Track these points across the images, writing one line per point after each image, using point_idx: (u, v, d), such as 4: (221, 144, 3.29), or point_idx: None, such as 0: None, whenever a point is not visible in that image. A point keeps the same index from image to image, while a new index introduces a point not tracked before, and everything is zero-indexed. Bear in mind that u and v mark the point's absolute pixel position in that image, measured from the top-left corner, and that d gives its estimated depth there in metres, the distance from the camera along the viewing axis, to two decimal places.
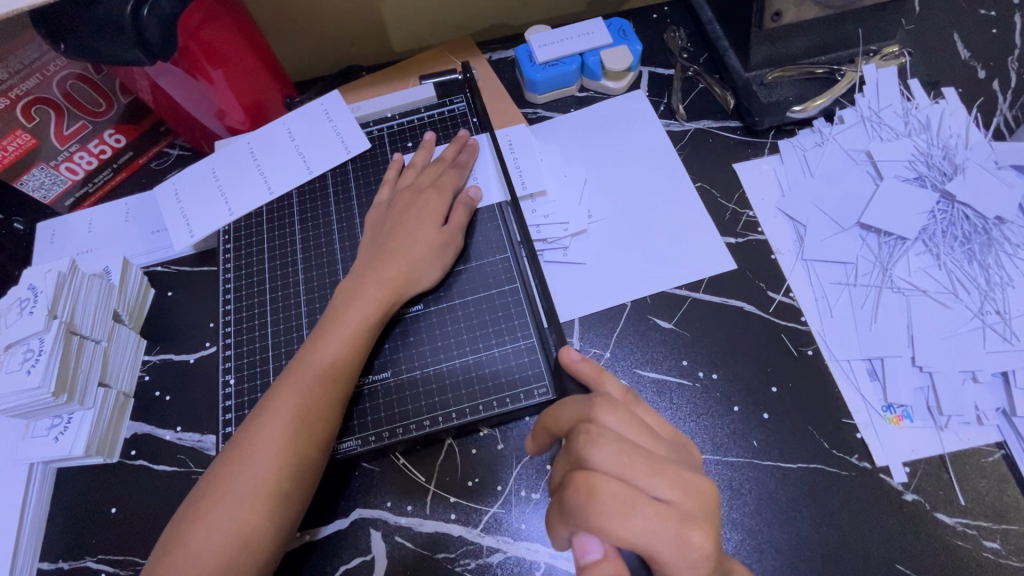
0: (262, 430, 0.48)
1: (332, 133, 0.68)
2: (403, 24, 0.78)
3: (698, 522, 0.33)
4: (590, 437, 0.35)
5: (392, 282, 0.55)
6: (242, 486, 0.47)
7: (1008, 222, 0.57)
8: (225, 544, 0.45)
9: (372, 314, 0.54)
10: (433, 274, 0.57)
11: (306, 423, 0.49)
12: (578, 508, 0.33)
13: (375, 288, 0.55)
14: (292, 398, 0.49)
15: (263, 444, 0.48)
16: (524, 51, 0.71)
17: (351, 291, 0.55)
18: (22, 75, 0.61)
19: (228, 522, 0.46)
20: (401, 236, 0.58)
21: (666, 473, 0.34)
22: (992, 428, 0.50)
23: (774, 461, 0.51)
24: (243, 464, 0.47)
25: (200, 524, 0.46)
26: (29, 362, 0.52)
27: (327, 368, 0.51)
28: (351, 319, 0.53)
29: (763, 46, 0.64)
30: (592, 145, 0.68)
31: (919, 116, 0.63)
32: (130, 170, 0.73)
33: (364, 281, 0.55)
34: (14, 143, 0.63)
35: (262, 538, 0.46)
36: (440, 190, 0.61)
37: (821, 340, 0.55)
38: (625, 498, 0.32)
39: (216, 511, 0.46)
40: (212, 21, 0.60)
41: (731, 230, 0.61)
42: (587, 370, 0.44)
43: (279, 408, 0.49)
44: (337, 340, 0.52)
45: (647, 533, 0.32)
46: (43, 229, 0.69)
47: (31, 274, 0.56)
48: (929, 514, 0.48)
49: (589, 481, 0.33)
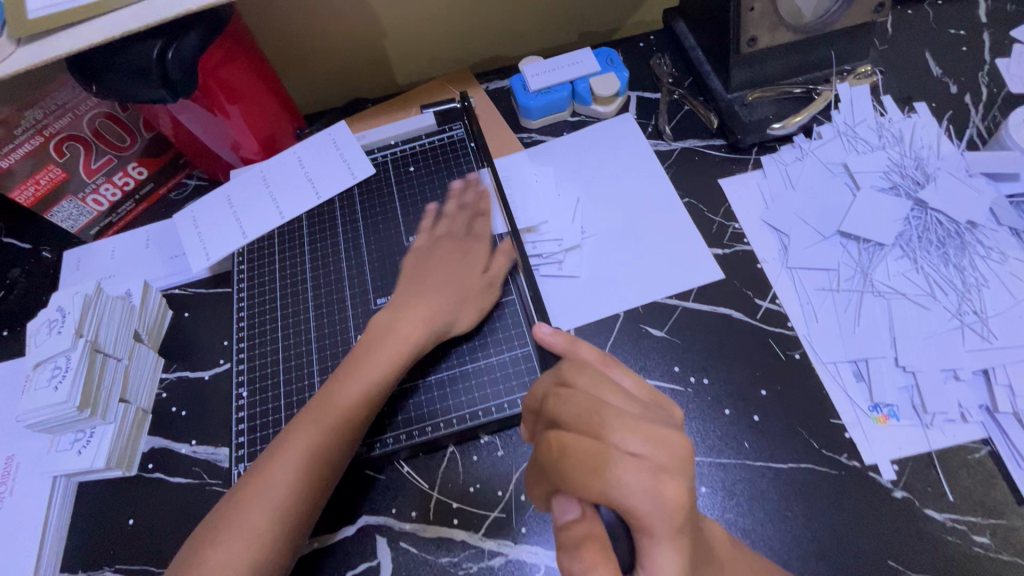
0: (307, 432, 0.51)
1: (339, 161, 0.73)
2: (406, 59, 0.83)
3: (673, 474, 0.31)
4: (559, 397, 0.36)
5: (421, 324, 0.57)
6: (284, 483, 0.49)
7: (980, 226, 0.59)
8: (263, 536, 0.48)
9: (408, 346, 0.56)
10: (471, 317, 0.59)
11: (349, 428, 0.52)
12: (552, 467, 0.34)
13: (406, 327, 0.57)
14: (343, 404, 0.52)
15: (304, 446, 0.51)
16: (518, 81, 0.75)
17: (385, 326, 0.57)
18: (56, 115, 0.66)
19: (267, 517, 0.48)
20: (434, 278, 0.61)
21: (637, 428, 0.32)
22: (977, 425, 0.51)
23: (765, 462, 0.52)
24: (285, 461, 0.50)
25: (241, 516, 0.48)
26: (56, 378, 0.56)
27: (372, 380, 0.54)
28: (387, 353, 0.55)
29: (741, 69, 0.68)
30: (584, 164, 0.72)
31: (892, 130, 0.66)
32: (151, 201, 0.78)
33: (399, 318, 0.57)
34: (46, 177, 0.68)
35: (296, 529, 0.49)
36: (478, 240, 0.64)
37: (808, 344, 0.57)
38: (591, 454, 0.32)
39: (258, 504, 0.48)
40: (230, 61, 0.64)
41: (718, 242, 0.64)
42: (560, 341, 0.47)
43: (330, 413, 0.52)
44: (377, 369, 0.54)
45: (619, 482, 0.31)
46: (69, 257, 0.74)
47: (60, 297, 0.60)
48: (918, 510, 0.49)
49: (559, 440, 0.34)
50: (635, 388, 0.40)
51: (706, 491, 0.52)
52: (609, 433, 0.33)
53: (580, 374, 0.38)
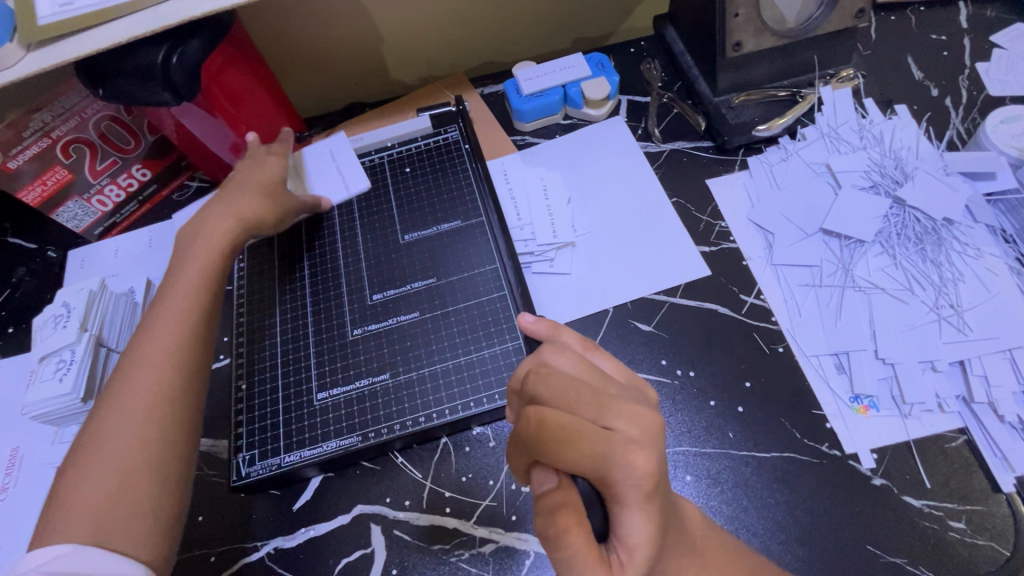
0: (117, 385, 0.49)
1: (335, 172, 0.73)
2: (403, 64, 0.85)
3: (644, 447, 0.33)
4: (538, 374, 0.37)
5: (230, 219, 0.59)
6: (128, 437, 0.47)
7: (956, 223, 0.61)
8: (108, 494, 0.45)
9: (202, 267, 0.56)
10: (257, 211, 0.61)
11: (161, 379, 0.49)
12: (531, 442, 0.34)
13: (217, 225, 0.59)
14: (140, 358, 0.50)
15: (147, 398, 0.48)
16: (512, 85, 0.77)
17: (192, 235, 0.59)
18: (63, 118, 0.68)
19: (109, 472, 0.45)
20: (238, 190, 0.62)
21: (613, 406, 0.34)
22: (953, 414, 0.53)
23: (748, 451, 0.54)
24: (127, 410, 0.48)
25: (80, 475, 0.45)
26: (61, 371, 0.57)
27: (155, 334, 0.51)
28: (187, 273, 0.56)
29: (727, 73, 0.70)
30: (576, 165, 0.74)
31: (873, 131, 0.68)
32: (154, 202, 0.81)
33: (209, 218, 0.59)
34: (52, 178, 0.70)
35: (147, 487, 0.46)
36: (267, 158, 0.66)
37: (790, 338, 0.59)
38: (571, 429, 0.33)
39: (98, 459, 0.46)
40: (231, 66, 0.67)
41: (705, 240, 0.66)
42: (542, 328, 0.48)
43: (127, 370, 0.50)
44: (177, 291, 0.54)
45: (595, 455, 0.32)
46: (74, 256, 0.76)
47: (65, 293, 0.62)
48: (896, 497, 0.50)
49: (538, 415, 0.34)
50: (612, 371, 0.43)
51: (691, 479, 0.53)
52: (587, 411, 0.34)
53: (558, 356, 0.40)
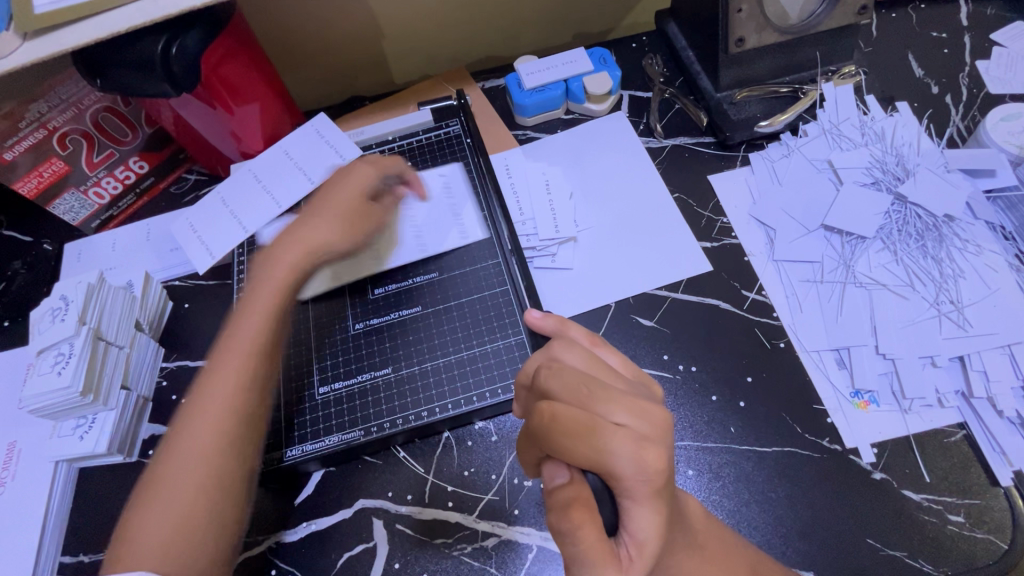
0: (182, 426, 0.47)
1: (324, 146, 0.75)
2: (404, 57, 0.85)
3: (655, 443, 0.33)
4: (550, 370, 0.37)
5: (302, 252, 0.55)
6: (191, 475, 0.45)
7: (957, 220, 0.61)
8: (177, 533, 0.44)
9: (273, 303, 0.52)
10: (330, 232, 0.56)
11: (223, 426, 0.47)
12: (541, 435, 0.35)
13: (285, 256, 0.55)
14: (203, 396, 0.48)
15: (211, 433, 0.47)
16: (513, 79, 0.77)
17: (262, 270, 0.54)
18: (60, 109, 0.68)
19: (183, 502, 0.45)
20: (322, 207, 0.58)
21: (622, 401, 0.35)
22: (953, 410, 0.53)
23: (750, 446, 0.54)
24: (186, 456, 0.46)
25: (152, 507, 0.44)
26: (60, 364, 0.57)
27: (237, 356, 0.50)
28: (256, 305, 0.52)
29: (730, 68, 0.70)
30: (577, 159, 0.74)
31: (874, 127, 0.68)
32: (151, 194, 0.80)
33: (280, 249, 0.55)
34: (49, 169, 0.69)
35: (209, 536, 0.45)
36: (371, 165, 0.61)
37: (792, 333, 0.59)
38: (581, 424, 0.33)
39: (162, 507, 0.44)
40: (230, 58, 0.66)
41: (707, 236, 0.66)
42: (552, 323, 0.52)
43: (191, 411, 0.47)
44: (243, 324, 0.51)
45: (604, 451, 0.33)
46: (70, 249, 0.75)
47: (63, 286, 0.62)
48: (896, 491, 0.51)
49: (549, 409, 0.35)
50: (618, 366, 0.44)
51: (693, 473, 0.53)
52: (596, 406, 0.34)
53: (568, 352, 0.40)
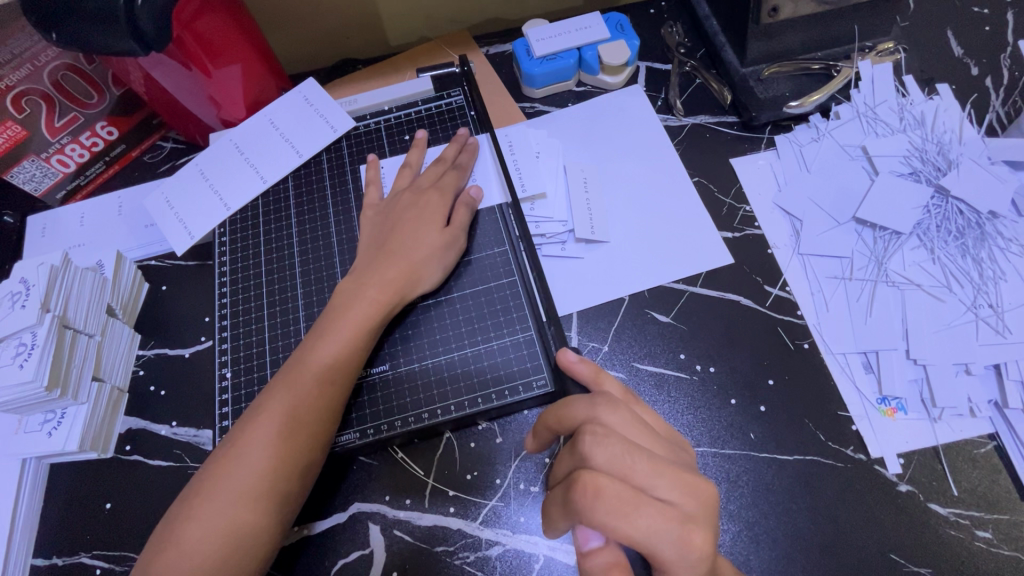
0: (250, 437, 0.48)
1: (315, 117, 0.68)
2: (400, 17, 0.77)
3: (699, 523, 0.34)
4: (596, 435, 0.37)
5: (395, 282, 0.54)
6: (246, 483, 0.46)
7: (1000, 217, 0.57)
8: (224, 539, 0.45)
9: (357, 335, 0.52)
10: (434, 275, 0.57)
11: (288, 447, 0.47)
12: (581, 507, 0.34)
13: (376, 289, 0.54)
14: (274, 412, 0.48)
15: (273, 445, 0.47)
16: (522, 45, 0.70)
17: (352, 293, 0.54)
18: (13, 65, 0.60)
19: (233, 508, 0.45)
20: (401, 237, 0.57)
21: (667, 475, 0.35)
22: (984, 419, 0.51)
23: (771, 454, 0.51)
24: (250, 464, 0.46)
25: (207, 508, 0.45)
26: (22, 356, 0.51)
27: (319, 373, 0.50)
28: (340, 335, 0.52)
29: (760, 41, 0.64)
30: (592, 138, 0.68)
31: (914, 112, 0.64)
32: (123, 163, 0.73)
33: (367, 280, 0.54)
34: (4, 134, 0.62)
35: (248, 555, 0.45)
36: (441, 192, 0.60)
37: (818, 334, 0.55)
38: (628, 499, 0.34)
39: (215, 508, 0.45)
40: (208, 12, 0.59)
41: (728, 225, 0.62)
42: (587, 372, 0.47)
43: (261, 422, 0.48)
44: (328, 351, 0.51)
45: (651, 531, 0.33)
46: (34, 222, 0.69)
47: (23, 268, 0.55)
48: (922, 504, 0.48)
49: (595, 483, 0.34)
50: (656, 425, 0.43)
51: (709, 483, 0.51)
52: (641, 480, 0.35)
53: (613, 415, 0.39)
